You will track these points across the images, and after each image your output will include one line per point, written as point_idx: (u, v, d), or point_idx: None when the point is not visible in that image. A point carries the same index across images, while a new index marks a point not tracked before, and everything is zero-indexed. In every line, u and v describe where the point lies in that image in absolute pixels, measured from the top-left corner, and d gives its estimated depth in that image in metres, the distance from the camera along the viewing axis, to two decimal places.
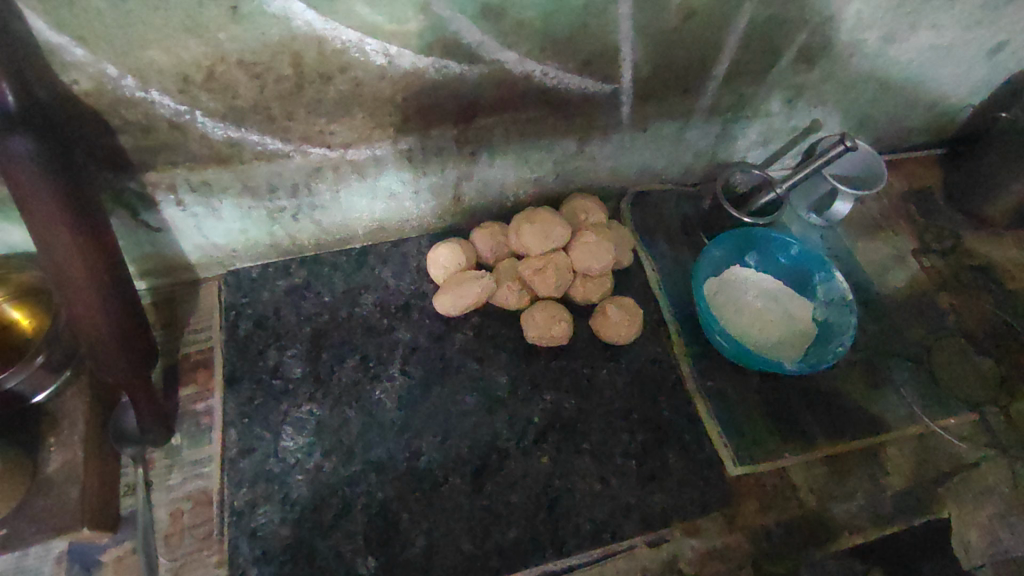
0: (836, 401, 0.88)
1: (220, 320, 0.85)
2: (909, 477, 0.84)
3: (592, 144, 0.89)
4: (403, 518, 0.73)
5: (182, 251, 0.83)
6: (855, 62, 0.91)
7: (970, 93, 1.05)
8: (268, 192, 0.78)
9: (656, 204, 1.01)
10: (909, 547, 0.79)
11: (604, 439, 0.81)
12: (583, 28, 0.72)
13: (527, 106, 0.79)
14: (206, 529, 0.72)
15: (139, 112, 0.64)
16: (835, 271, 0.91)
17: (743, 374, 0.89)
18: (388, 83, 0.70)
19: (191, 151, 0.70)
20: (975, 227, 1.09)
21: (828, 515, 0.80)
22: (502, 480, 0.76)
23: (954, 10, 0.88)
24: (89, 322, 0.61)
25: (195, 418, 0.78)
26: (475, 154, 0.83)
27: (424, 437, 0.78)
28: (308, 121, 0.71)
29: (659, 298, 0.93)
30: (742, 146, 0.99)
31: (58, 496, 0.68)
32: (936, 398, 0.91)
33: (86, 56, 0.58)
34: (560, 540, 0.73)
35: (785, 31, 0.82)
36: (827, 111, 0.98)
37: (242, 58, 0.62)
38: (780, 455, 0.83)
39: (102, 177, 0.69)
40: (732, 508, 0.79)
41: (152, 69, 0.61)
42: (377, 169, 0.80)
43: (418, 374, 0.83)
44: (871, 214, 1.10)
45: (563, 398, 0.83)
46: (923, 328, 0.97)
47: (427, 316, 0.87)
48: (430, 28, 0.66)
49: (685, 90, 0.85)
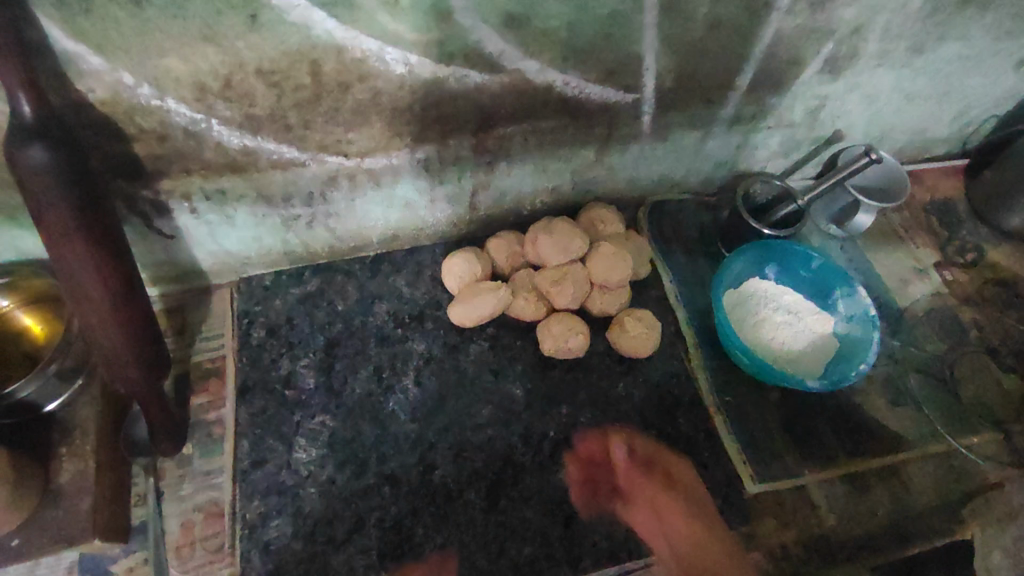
0: (855, 419, 0.87)
1: (233, 328, 0.84)
2: (931, 496, 0.83)
3: (611, 153, 0.87)
4: (417, 533, 0.72)
5: (195, 258, 0.82)
6: (882, 73, 0.89)
7: (995, 103, 1.03)
8: (283, 200, 0.77)
9: (674, 214, 0.99)
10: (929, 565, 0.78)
11: (625, 458, 0.79)
12: (607, 37, 0.70)
13: (547, 116, 0.78)
14: (217, 542, 0.71)
15: (154, 120, 0.63)
16: (858, 285, 0.89)
17: (761, 390, 0.87)
18: (408, 92, 0.69)
19: (206, 159, 0.68)
20: (998, 240, 1.08)
21: (848, 534, 0.79)
22: (517, 495, 0.75)
23: (984, 20, 0.85)
24: (102, 333, 0.60)
25: (206, 427, 0.77)
26: (493, 163, 0.82)
27: (438, 450, 0.77)
28: (325, 130, 0.70)
29: (677, 310, 0.92)
30: (762, 156, 0.98)
31: (70, 507, 0.68)
32: (958, 416, 0.89)
33: (102, 64, 0.57)
34: (576, 557, 0.72)
35: (811, 42, 0.80)
36: (850, 121, 0.96)
37: (260, 66, 0.61)
38: (799, 472, 0.82)
39: (117, 184, 0.68)
40: (750, 526, 0.78)
41: (169, 77, 0.60)
42: (394, 178, 0.79)
43: (432, 386, 0.82)
44: (893, 225, 1.08)
45: (581, 414, 0.82)
46: (944, 343, 0.96)
47: (441, 326, 0.86)
48: (452, 37, 0.65)
49: (708, 100, 0.84)
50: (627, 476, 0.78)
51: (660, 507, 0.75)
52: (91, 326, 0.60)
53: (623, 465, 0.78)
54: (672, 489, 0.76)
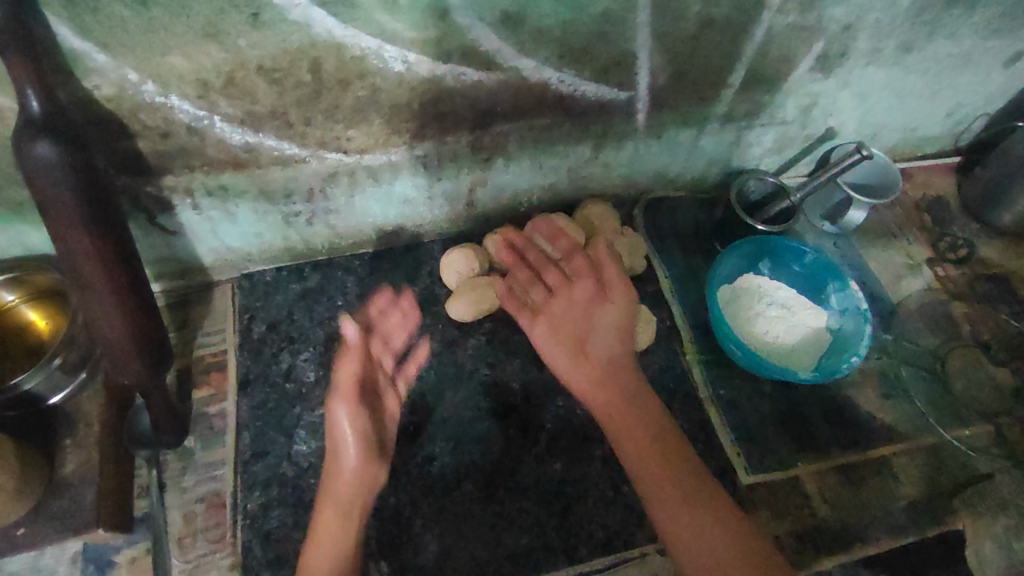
0: (848, 412, 0.88)
1: (234, 323, 0.85)
2: (922, 488, 0.84)
3: (607, 150, 0.89)
4: (415, 523, 0.73)
5: (197, 254, 0.83)
6: (872, 71, 0.90)
7: (986, 101, 1.04)
8: (284, 197, 0.78)
9: (669, 211, 1.01)
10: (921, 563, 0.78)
11: (557, 288, 0.83)
12: (601, 36, 0.72)
13: (543, 113, 0.79)
14: (219, 532, 0.72)
15: (159, 117, 0.64)
16: (849, 280, 0.91)
17: (755, 383, 0.89)
18: (406, 89, 0.70)
19: (208, 156, 0.70)
20: (989, 236, 1.09)
21: (840, 525, 0.80)
22: (514, 486, 0.76)
23: (973, 20, 0.87)
24: (107, 326, 0.61)
25: (208, 421, 0.79)
26: (490, 159, 0.83)
27: (436, 442, 0.78)
28: (325, 127, 0.71)
29: (672, 305, 0.94)
30: (756, 153, 0.99)
31: (74, 496, 0.71)
32: (950, 409, 0.90)
33: (108, 62, 0.58)
34: (572, 546, 0.74)
35: (802, 40, 0.81)
36: (842, 119, 0.98)
37: (262, 64, 0.62)
38: (792, 464, 0.83)
39: (121, 180, 0.69)
40: (744, 517, 0.79)
41: (172, 75, 0.61)
42: (393, 174, 0.80)
43: (430, 379, 0.83)
44: (885, 221, 1.09)
45: (512, 269, 0.86)
46: (936, 337, 0.97)
47: (440, 321, 0.88)
48: (449, 35, 0.66)
49: (701, 98, 0.85)
50: (559, 309, 0.82)
51: (595, 320, 0.81)
52: (95, 318, 0.61)
53: (557, 295, 0.83)
54: (627, 384, 0.78)
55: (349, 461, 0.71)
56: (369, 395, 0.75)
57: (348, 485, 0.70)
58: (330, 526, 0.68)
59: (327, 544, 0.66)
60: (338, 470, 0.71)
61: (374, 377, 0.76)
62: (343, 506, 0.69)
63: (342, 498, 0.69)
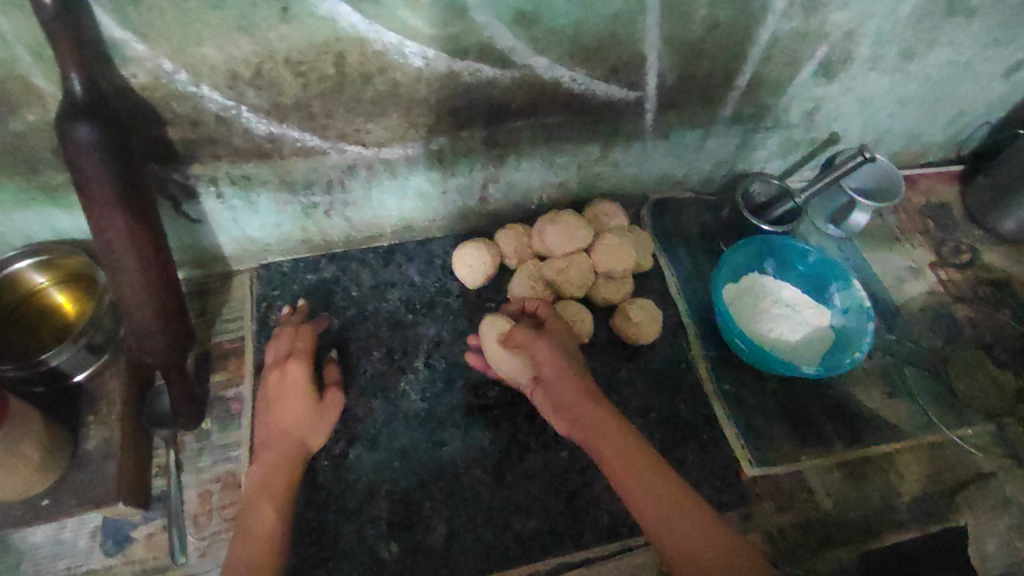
0: (850, 408, 0.90)
1: (253, 310, 0.88)
2: (925, 483, 0.85)
3: (615, 149, 0.91)
4: (425, 505, 0.75)
5: (219, 243, 0.86)
6: (875, 76, 0.93)
7: (987, 110, 1.07)
8: (304, 188, 0.81)
9: (676, 212, 1.04)
10: (946, 562, 0.79)
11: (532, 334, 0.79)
12: (612, 36, 0.75)
13: (554, 111, 0.82)
14: (234, 511, 0.74)
15: (189, 106, 0.68)
16: (852, 279, 0.92)
17: (759, 378, 0.91)
18: (424, 84, 0.73)
19: (234, 145, 0.73)
20: (993, 242, 1.10)
21: (844, 518, 0.81)
22: (521, 471, 0.78)
23: (973, 28, 0.89)
24: (134, 305, 0.63)
25: (225, 403, 0.81)
26: (503, 156, 0.87)
27: (446, 428, 0.81)
28: (346, 119, 0.74)
29: (677, 301, 0.96)
30: (760, 157, 1.02)
31: (97, 471, 0.71)
32: (952, 409, 0.92)
33: (145, 51, 0.61)
34: (578, 532, 0.75)
35: (806, 45, 0.84)
36: (845, 125, 1.01)
37: (289, 56, 0.66)
38: (797, 458, 0.84)
39: (151, 168, 0.72)
40: (748, 508, 0.81)
41: (205, 65, 0.64)
42: (408, 168, 0.84)
43: (441, 367, 0.85)
44: (888, 226, 1.11)
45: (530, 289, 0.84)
46: (937, 339, 0.99)
47: (450, 312, 0.90)
48: (467, 33, 0.69)
49: (708, 100, 0.88)
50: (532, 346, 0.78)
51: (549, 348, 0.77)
52: (123, 296, 0.63)
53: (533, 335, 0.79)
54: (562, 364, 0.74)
55: (315, 443, 0.73)
56: (282, 375, 0.75)
57: (284, 442, 0.70)
58: (269, 466, 0.68)
59: (275, 468, 0.68)
60: (305, 447, 0.71)
61: (283, 350, 0.78)
62: (287, 459, 0.69)
63: (250, 489, 0.67)
